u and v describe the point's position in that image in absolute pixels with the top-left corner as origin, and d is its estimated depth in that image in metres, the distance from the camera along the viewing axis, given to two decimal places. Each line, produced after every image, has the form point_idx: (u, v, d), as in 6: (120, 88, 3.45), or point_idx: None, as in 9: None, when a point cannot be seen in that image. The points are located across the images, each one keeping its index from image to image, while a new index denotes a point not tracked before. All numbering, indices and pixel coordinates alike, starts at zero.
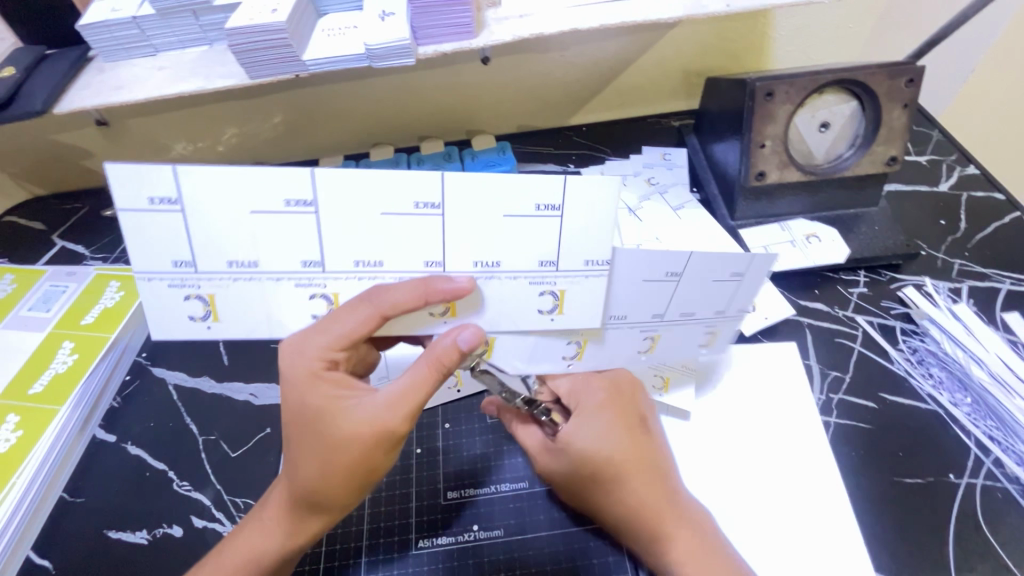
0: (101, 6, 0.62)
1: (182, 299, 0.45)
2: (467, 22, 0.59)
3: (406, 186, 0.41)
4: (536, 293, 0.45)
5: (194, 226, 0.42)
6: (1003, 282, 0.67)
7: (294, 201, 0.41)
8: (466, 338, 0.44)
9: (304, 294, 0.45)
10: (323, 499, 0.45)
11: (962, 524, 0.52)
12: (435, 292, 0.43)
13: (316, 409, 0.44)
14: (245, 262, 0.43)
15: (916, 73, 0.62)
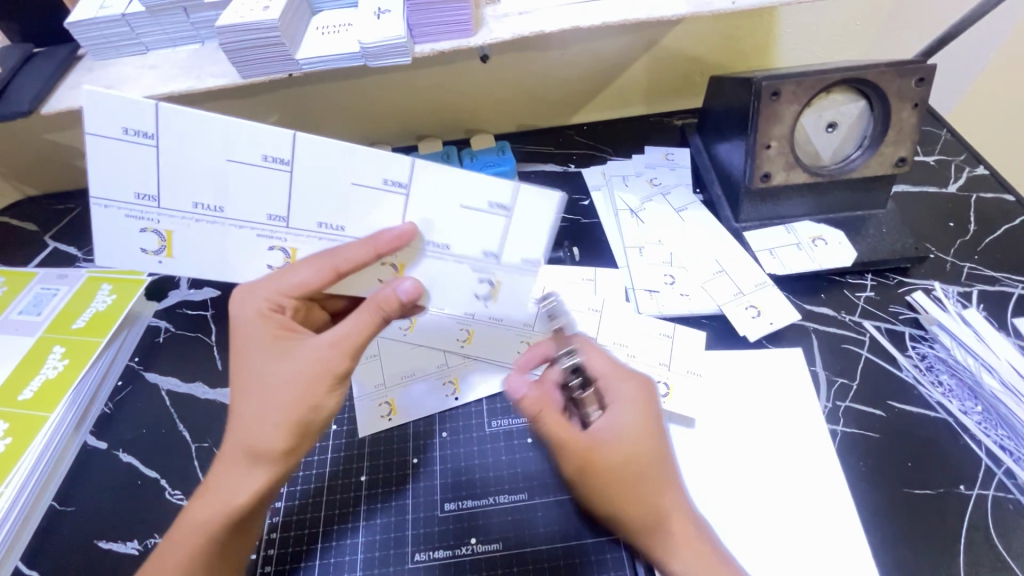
0: (90, 3, 0.60)
1: (138, 231, 0.51)
2: (465, 20, 0.58)
3: (376, 164, 0.47)
4: (476, 279, 0.52)
5: (164, 162, 0.48)
6: (1014, 286, 0.65)
7: (271, 157, 0.47)
8: (405, 289, 0.48)
9: (264, 245, 0.51)
10: (265, 449, 0.45)
11: (973, 537, 0.51)
12: (383, 244, 0.48)
13: (261, 350, 0.47)
14: (210, 205, 0.49)
15: (927, 73, 0.60)
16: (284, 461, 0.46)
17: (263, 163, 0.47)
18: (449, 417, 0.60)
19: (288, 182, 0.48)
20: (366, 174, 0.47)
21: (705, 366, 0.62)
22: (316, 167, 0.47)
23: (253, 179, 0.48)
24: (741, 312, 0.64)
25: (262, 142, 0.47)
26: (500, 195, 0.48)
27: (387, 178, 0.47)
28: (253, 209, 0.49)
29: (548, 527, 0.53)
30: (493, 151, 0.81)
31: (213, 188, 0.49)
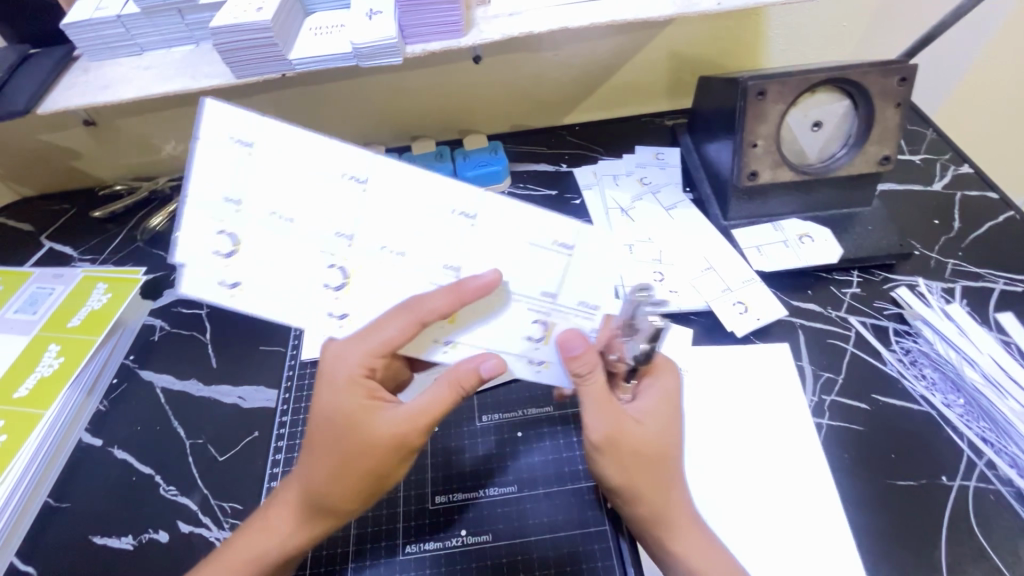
0: (85, 5, 0.61)
1: (213, 233, 0.42)
2: (455, 21, 0.59)
3: (446, 193, 0.44)
4: (531, 321, 0.47)
5: (253, 172, 0.42)
6: (997, 282, 0.66)
7: (351, 175, 0.43)
8: (489, 367, 0.45)
9: (212, 227, 0.42)
10: (330, 505, 0.46)
11: (955, 526, 0.52)
12: (467, 293, 0.43)
13: (337, 417, 0.44)
14: (285, 217, 0.43)
15: (909, 72, 0.61)
16: (344, 517, 0.47)
17: (228, 144, 0.41)
18: (441, 412, 0.61)
19: (251, 166, 0.42)
20: (330, 163, 0.42)
21: (691, 361, 0.64)
22: (280, 152, 0.42)
23: (215, 157, 0.41)
24: (729, 307, 0.66)
25: (229, 123, 0.41)
26: (564, 232, 0.45)
27: (348, 173, 0.43)
28: (206, 189, 0.41)
29: (538, 519, 0.54)
30: (486, 151, 0.82)
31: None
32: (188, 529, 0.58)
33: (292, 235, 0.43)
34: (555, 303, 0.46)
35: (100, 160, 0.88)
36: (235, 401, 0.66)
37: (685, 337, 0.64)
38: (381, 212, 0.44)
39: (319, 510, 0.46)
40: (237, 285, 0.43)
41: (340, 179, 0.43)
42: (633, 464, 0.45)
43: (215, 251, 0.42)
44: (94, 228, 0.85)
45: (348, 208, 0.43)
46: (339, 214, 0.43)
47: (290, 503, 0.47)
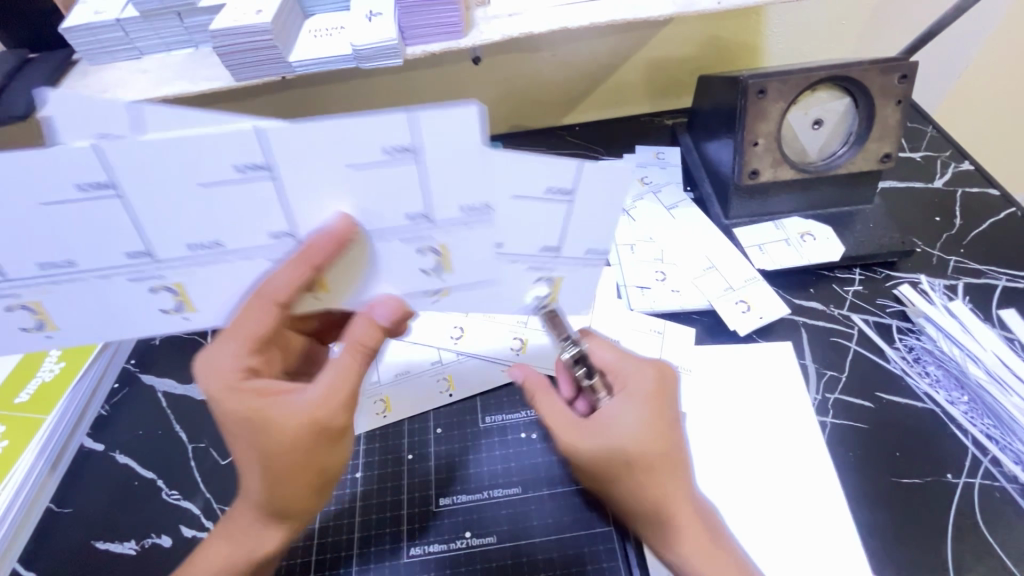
0: (84, 9, 0.61)
1: (148, 291, 0.44)
2: (455, 21, 0.59)
3: (371, 133, 0.36)
4: (415, 250, 0.43)
5: (140, 211, 0.39)
6: (999, 278, 0.66)
7: (245, 166, 0.37)
8: (384, 313, 0.45)
9: (143, 287, 0.44)
10: (281, 509, 0.45)
11: (961, 523, 0.52)
12: (318, 254, 0.41)
13: (245, 422, 0.42)
14: (207, 242, 0.41)
15: (909, 69, 0.62)
16: (303, 514, 0.47)
17: (130, 200, 0.39)
18: (445, 413, 0.61)
19: (153, 207, 0.39)
20: (207, 167, 0.37)
21: (695, 361, 0.63)
22: (162, 178, 0.38)
23: (127, 219, 0.39)
24: (731, 306, 0.65)
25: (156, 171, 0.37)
26: (397, 132, 0.36)
27: (240, 165, 0.37)
28: (104, 254, 0.41)
29: (542, 520, 0.54)
30: None
31: (109, 244, 0.41)
32: (191, 533, 0.58)
33: (227, 257, 0.42)
34: (430, 219, 0.41)
35: None
36: None
37: (687, 336, 0.64)
38: (311, 185, 0.39)
39: (273, 515, 0.46)
40: (193, 314, 0.46)
41: (238, 176, 0.38)
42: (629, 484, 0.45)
43: (158, 308, 0.45)
44: None
45: (269, 199, 0.39)
46: (265, 210, 0.40)
47: (242, 518, 0.47)
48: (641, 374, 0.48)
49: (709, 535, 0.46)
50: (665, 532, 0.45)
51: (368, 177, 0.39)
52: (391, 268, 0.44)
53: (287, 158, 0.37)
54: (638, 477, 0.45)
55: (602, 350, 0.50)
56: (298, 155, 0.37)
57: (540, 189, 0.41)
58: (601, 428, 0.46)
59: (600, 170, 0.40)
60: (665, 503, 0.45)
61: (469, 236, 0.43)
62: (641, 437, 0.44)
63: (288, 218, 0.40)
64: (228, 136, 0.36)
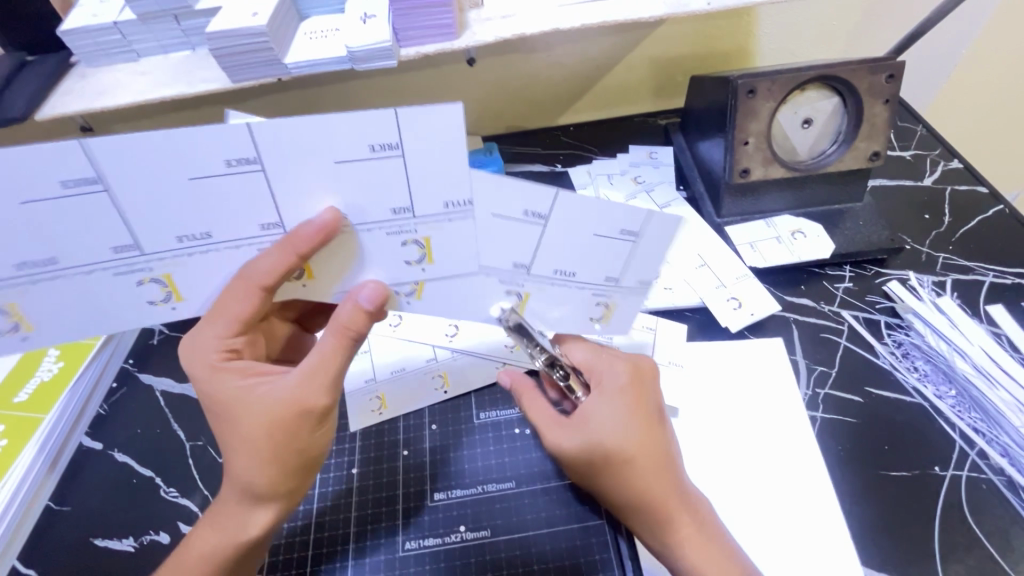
0: (82, 12, 0.62)
1: (227, 275, 0.44)
2: (449, 23, 0.59)
3: (456, 163, 0.40)
4: (498, 283, 0.48)
5: (236, 201, 0.40)
6: (987, 274, 0.67)
7: (337, 171, 0.39)
8: (365, 296, 0.45)
9: (223, 271, 0.44)
10: (261, 491, 0.44)
11: (949, 515, 0.53)
12: (301, 242, 0.41)
13: (227, 399, 0.44)
14: (288, 233, 0.43)
15: (896, 69, 0.63)
16: (286, 505, 0.46)
17: (228, 170, 0.39)
18: (439, 409, 0.62)
19: (265, 183, 0.40)
20: (347, 146, 0.39)
21: (687, 357, 0.64)
22: (291, 156, 0.39)
23: (223, 192, 0.40)
24: (723, 304, 0.66)
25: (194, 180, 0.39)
26: (484, 175, 0.41)
27: (379, 144, 0.39)
28: (195, 235, 0.42)
29: (536, 514, 0.55)
30: (481, 151, 0.83)
31: (200, 215, 0.41)
32: (189, 530, 0.59)
33: (301, 250, 0.43)
34: (503, 246, 0.45)
35: None
36: None
37: (679, 333, 0.65)
38: (429, 173, 0.40)
39: (255, 501, 0.45)
40: (268, 297, 0.46)
41: (373, 154, 0.39)
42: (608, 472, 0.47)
43: (236, 291, 0.45)
44: None
45: (396, 181, 0.41)
46: (382, 189, 0.41)
47: (224, 507, 0.46)
48: (614, 371, 0.50)
49: (701, 523, 0.47)
50: (656, 523, 0.47)
51: (458, 209, 0.43)
52: (453, 254, 0.45)
53: (419, 141, 0.39)
54: (618, 471, 0.47)
55: (576, 349, 0.53)
56: (427, 139, 0.39)
57: (611, 228, 0.44)
58: (579, 425, 0.49)
59: (665, 219, 0.43)
60: (651, 494, 0.46)
61: (539, 266, 0.47)
62: (621, 430, 0.47)
63: (408, 197, 0.42)
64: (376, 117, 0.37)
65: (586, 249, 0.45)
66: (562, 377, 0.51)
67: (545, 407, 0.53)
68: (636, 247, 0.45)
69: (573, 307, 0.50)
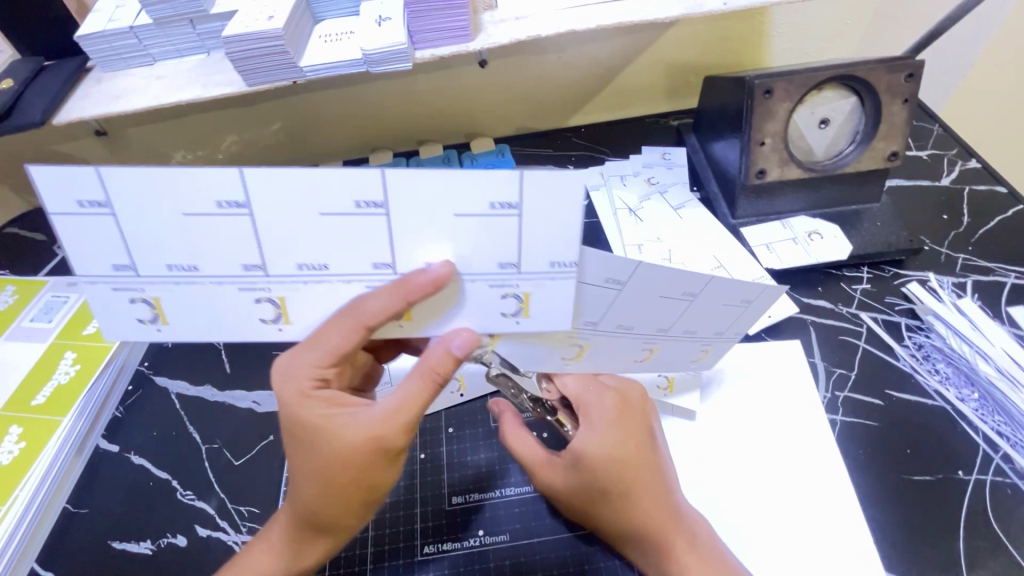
0: (99, 17, 0.62)
1: (252, 302, 0.43)
2: (463, 25, 0.59)
3: (480, 187, 0.38)
4: (498, 296, 0.44)
5: (263, 229, 0.40)
6: (1008, 276, 0.66)
7: (364, 202, 0.39)
8: (459, 344, 0.44)
9: (249, 298, 0.43)
10: (325, 521, 0.46)
11: (973, 520, 0.52)
12: (414, 291, 0.41)
13: (309, 431, 0.44)
14: (314, 265, 0.42)
15: (915, 68, 0.62)
16: (348, 531, 0.48)
17: (218, 211, 0.39)
18: (455, 413, 0.61)
19: (385, 228, 0.40)
20: (469, 201, 0.39)
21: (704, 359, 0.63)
22: (412, 194, 0.39)
23: (348, 230, 0.40)
24: None
25: (213, 186, 0.38)
26: (502, 192, 0.39)
27: (495, 203, 0.39)
28: (224, 261, 0.41)
29: (555, 518, 0.54)
30: (493, 154, 0.84)
31: (314, 246, 0.41)
32: (206, 532, 0.59)
33: (327, 281, 0.43)
34: (516, 271, 0.42)
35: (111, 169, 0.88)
36: (250, 406, 0.67)
37: None
38: (541, 232, 0.41)
39: (317, 527, 0.47)
40: (283, 329, 0.45)
41: (491, 212, 0.40)
42: (598, 505, 0.48)
43: (260, 318, 0.44)
44: None
45: (506, 237, 0.41)
46: (495, 245, 0.41)
47: (284, 527, 0.49)
48: (602, 404, 0.50)
49: (702, 549, 0.48)
50: (657, 552, 0.47)
51: (472, 227, 0.40)
52: (549, 312, 0.44)
53: (537, 199, 0.39)
54: (615, 503, 0.48)
55: (565, 378, 0.52)
56: (545, 198, 0.39)
57: (678, 290, 0.48)
58: (569, 461, 0.49)
59: (721, 284, 0.48)
60: (648, 524, 0.47)
61: (551, 287, 0.43)
62: (609, 464, 0.48)
63: (517, 252, 0.41)
64: (496, 176, 0.38)
65: (648, 304, 0.48)
66: (549, 411, 0.54)
67: (530, 443, 0.53)
68: (692, 305, 0.49)
69: (620, 356, 0.52)
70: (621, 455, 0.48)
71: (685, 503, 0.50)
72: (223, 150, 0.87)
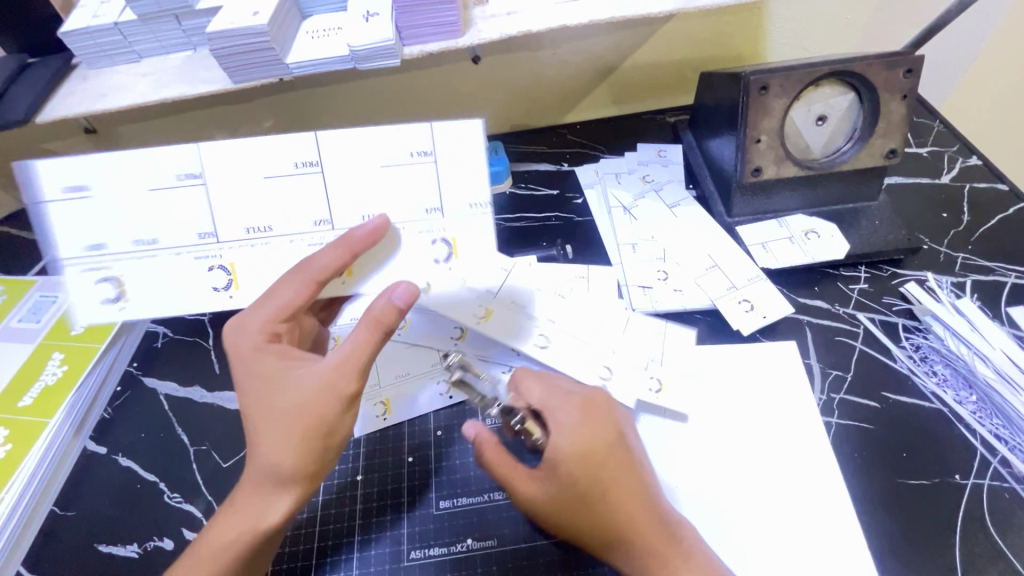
0: (83, 13, 0.61)
1: (206, 270, 0.51)
2: (453, 21, 0.58)
3: (400, 140, 0.49)
4: (429, 242, 0.51)
5: (216, 198, 0.49)
6: (1008, 275, 0.65)
7: (302, 162, 0.49)
8: (399, 294, 0.47)
9: (203, 266, 0.51)
10: (280, 476, 0.44)
11: (969, 525, 0.51)
12: (356, 242, 0.48)
13: (265, 380, 0.46)
14: (260, 228, 0.50)
15: (914, 63, 0.61)
16: (308, 488, 0.46)
17: (178, 183, 0.49)
18: (444, 416, 0.61)
19: (322, 185, 0.50)
20: (393, 151, 0.49)
21: (698, 361, 0.62)
22: (344, 166, 0.49)
23: (293, 190, 0.50)
24: (735, 306, 0.65)
25: (174, 163, 0.48)
26: (416, 141, 0.49)
27: (415, 151, 0.49)
28: (182, 232, 0.50)
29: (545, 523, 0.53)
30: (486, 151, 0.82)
31: (260, 208, 0.50)
32: (192, 536, 0.58)
33: (272, 241, 0.51)
34: (441, 216, 0.51)
35: None
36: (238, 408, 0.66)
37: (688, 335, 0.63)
38: (450, 176, 0.50)
39: (278, 483, 0.45)
40: (234, 296, 0.52)
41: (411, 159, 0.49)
42: (575, 509, 0.47)
43: (212, 287, 0.52)
44: None
45: (428, 181, 0.50)
46: (417, 191, 0.50)
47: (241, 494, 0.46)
48: (567, 407, 0.48)
49: (687, 551, 0.46)
50: (644, 557, 0.46)
51: (392, 175, 0.50)
52: (476, 249, 0.53)
53: (444, 140, 0.49)
54: (595, 509, 0.46)
55: (531, 388, 0.50)
56: (450, 139, 0.49)
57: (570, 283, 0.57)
58: (549, 472, 0.47)
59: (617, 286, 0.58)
60: (631, 530, 0.46)
61: (471, 224, 0.52)
62: (579, 464, 0.46)
63: (438, 197, 0.50)
64: (410, 127, 0.48)
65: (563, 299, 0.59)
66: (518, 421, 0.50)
67: (512, 463, 0.50)
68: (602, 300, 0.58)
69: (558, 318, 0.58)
70: (594, 455, 0.47)
71: (667, 507, 0.49)
72: None
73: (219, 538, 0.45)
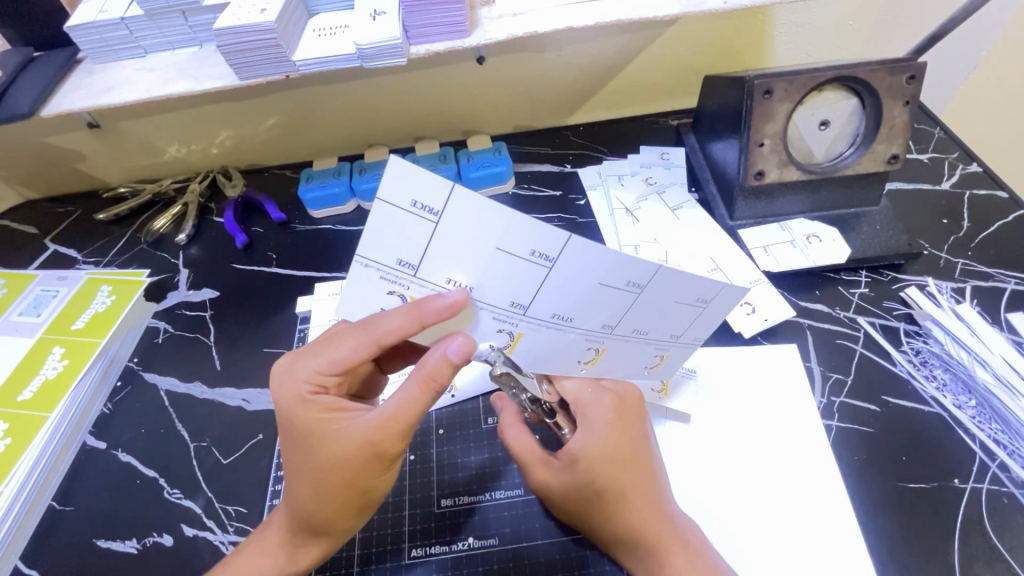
0: (90, 7, 0.61)
1: (385, 292, 0.42)
2: (459, 21, 0.58)
3: (625, 269, 0.41)
4: (584, 348, 0.48)
5: (550, 280, 0.40)
6: (1008, 281, 0.65)
7: (538, 252, 0.38)
8: (455, 350, 0.43)
9: (383, 288, 0.41)
10: (323, 524, 0.46)
11: (968, 530, 0.51)
12: (428, 315, 0.40)
13: (310, 432, 0.45)
14: (462, 284, 0.41)
15: (918, 70, 0.60)
16: (344, 533, 0.48)
17: (527, 257, 0.39)
18: (447, 413, 0.61)
19: (537, 278, 0.40)
20: (514, 240, 0.38)
21: (699, 362, 0.63)
22: (568, 272, 0.40)
23: (512, 272, 0.40)
24: (737, 309, 0.65)
25: (537, 238, 0.38)
26: (640, 274, 0.41)
27: (701, 298, 0.45)
28: (496, 294, 0.41)
29: (545, 522, 0.54)
30: (489, 151, 0.82)
31: (473, 271, 0.40)
32: (192, 532, 0.58)
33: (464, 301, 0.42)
34: (611, 331, 0.46)
35: (103, 162, 0.88)
36: (239, 404, 0.66)
37: None
38: (559, 286, 0.41)
39: (314, 531, 0.47)
40: None
41: (689, 302, 0.45)
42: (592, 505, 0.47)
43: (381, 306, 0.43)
44: (100, 231, 0.86)
45: (617, 307, 0.44)
46: (520, 286, 0.41)
47: (281, 531, 0.48)
48: (600, 403, 0.50)
49: (691, 551, 0.46)
50: (646, 553, 0.46)
51: (601, 294, 0.42)
52: (614, 361, 0.50)
53: (660, 286, 0.43)
54: (608, 503, 0.47)
55: (566, 382, 0.52)
56: (662, 291, 0.43)
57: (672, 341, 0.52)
58: (565, 462, 0.49)
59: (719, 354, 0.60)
60: (638, 528, 0.47)
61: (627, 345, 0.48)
62: (603, 461, 0.48)
63: (531, 296, 0.41)
64: (648, 267, 0.40)
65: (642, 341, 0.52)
66: (547, 413, 0.52)
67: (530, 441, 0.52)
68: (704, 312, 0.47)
69: (631, 363, 0.51)
70: (617, 455, 0.48)
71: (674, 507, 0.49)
72: (217, 143, 0.86)
73: (255, 570, 0.47)
